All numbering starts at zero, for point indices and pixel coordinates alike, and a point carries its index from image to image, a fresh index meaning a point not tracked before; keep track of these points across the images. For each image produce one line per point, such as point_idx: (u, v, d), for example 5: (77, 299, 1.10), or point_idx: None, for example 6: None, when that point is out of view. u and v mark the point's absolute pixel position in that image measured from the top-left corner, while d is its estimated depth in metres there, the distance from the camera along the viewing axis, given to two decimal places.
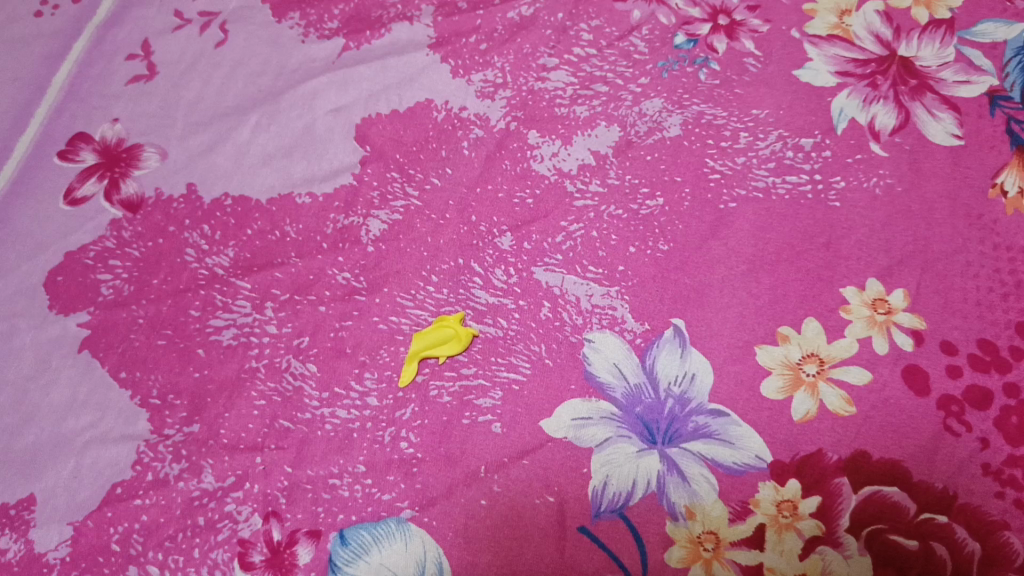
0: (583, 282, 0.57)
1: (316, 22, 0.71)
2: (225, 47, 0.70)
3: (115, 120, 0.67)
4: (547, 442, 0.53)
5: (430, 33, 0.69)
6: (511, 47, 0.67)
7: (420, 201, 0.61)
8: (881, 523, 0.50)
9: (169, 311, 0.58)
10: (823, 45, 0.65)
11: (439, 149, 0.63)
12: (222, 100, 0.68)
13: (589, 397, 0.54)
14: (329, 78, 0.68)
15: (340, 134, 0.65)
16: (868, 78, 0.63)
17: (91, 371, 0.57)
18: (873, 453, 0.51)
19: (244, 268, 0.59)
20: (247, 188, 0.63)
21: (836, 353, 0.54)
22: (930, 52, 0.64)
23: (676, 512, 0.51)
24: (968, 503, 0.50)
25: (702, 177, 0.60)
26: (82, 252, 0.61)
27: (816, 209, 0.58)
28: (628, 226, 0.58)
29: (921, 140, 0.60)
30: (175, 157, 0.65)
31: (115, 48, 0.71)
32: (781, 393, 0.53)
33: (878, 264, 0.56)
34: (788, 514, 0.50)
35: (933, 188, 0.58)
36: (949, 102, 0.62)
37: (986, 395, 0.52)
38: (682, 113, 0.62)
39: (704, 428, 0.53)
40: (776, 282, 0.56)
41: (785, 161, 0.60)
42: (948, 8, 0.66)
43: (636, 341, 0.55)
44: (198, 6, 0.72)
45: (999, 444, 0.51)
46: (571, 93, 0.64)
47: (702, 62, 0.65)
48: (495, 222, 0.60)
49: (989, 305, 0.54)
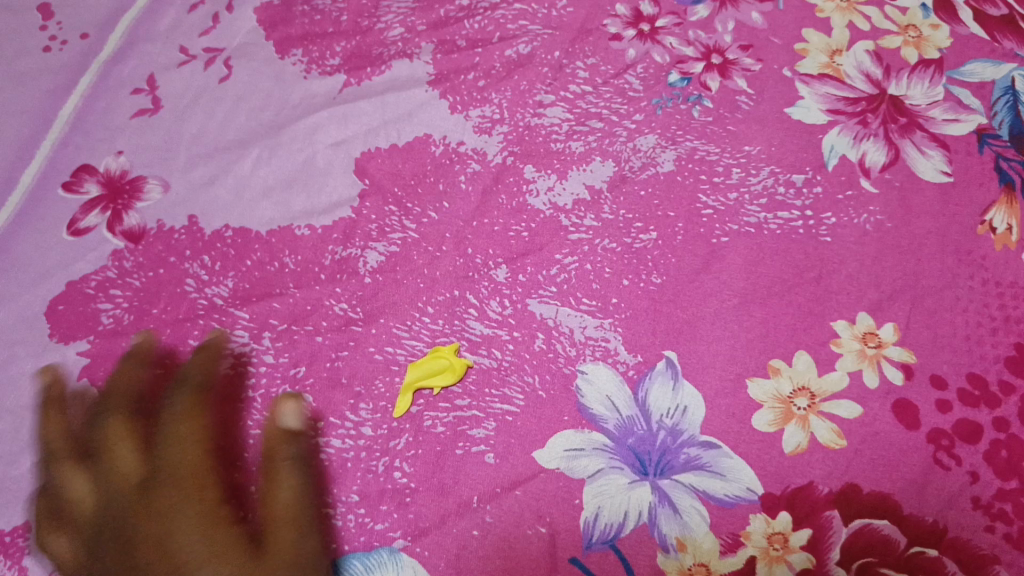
0: (577, 315, 0.58)
1: (318, 58, 0.72)
2: (228, 82, 0.72)
3: (119, 152, 0.69)
4: (540, 473, 0.53)
5: (429, 70, 0.70)
6: (508, 84, 0.68)
7: (417, 233, 0.62)
8: (871, 557, 0.51)
9: (168, 340, 0.59)
10: (814, 84, 0.66)
11: (436, 182, 0.64)
12: (225, 134, 0.69)
13: (582, 428, 0.54)
14: (330, 113, 0.69)
15: (340, 168, 0.66)
16: (858, 116, 0.64)
17: (89, 399, 0.58)
18: (863, 487, 0.52)
19: (243, 298, 0.60)
20: (246, 220, 0.64)
21: (827, 387, 0.54)
22: (919, 90, 0.65)
23: (667, 544, 0.51)
24: (958, 537, 0.50)
25: (694, 213, 0.61)
26: (84, 282, 0.62)
27: (807, 244, 0.59)
28: (622, 259, 0.59)
29: (910, 178, 0.61)
30: (177, 189, 0.66)
31: (121, 82, 0.72)
32: (772, 426, 0.53)
33: (868, 298, 0.57)
34: (778, 547, 0.51)
35: (922, 224, 0.59)
36: (938, 140, 0.63)
37: (977, 429, 0.52)
38: (675, 149, 0.63)
39: (695, 460, 0.53)
40: (767, 315, 0.57)
41: (777, 197, 0.61)
42: (937, 49, 0.68)
43: (628, 373, 0.56)
44: (203, 42, 0.74)
45: (989, 478, 0.51)
46: (566, 129, 0.66)
47: (696, 99, 0.66)
48: (491, 254, 0.61)
49: (978, 340, 0.55)
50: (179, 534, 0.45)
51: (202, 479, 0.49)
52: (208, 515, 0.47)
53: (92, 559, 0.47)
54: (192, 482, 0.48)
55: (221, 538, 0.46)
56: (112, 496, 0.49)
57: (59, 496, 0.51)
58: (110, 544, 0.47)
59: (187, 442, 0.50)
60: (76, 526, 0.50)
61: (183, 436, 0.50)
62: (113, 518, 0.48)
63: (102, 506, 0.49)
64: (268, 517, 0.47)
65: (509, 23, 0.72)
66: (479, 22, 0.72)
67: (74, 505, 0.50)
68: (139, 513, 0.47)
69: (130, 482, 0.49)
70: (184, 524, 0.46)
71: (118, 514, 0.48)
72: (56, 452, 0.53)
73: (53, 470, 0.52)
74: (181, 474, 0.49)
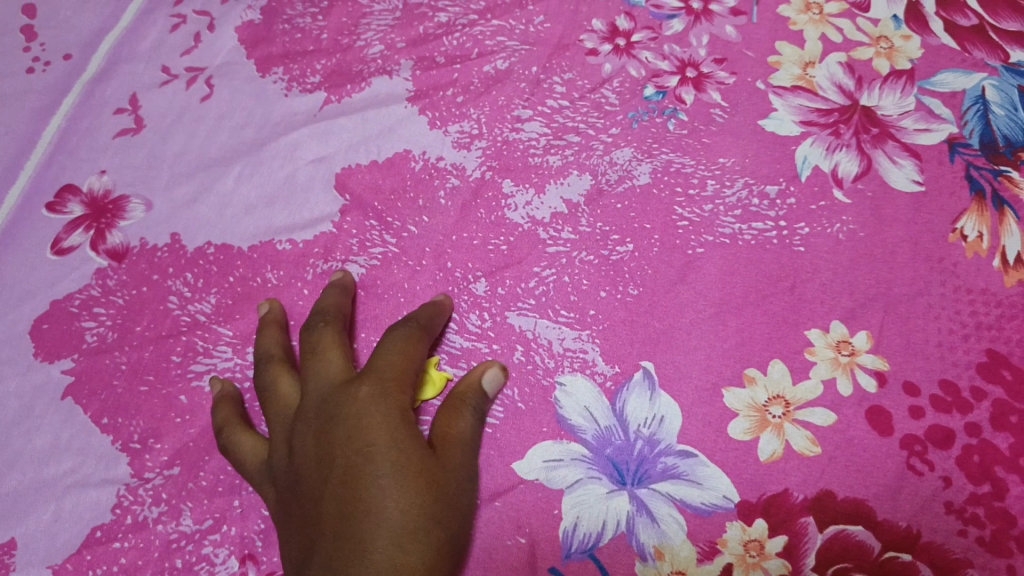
0: (555, 327, 0.59)
1: (299, 76, 0.73)
2: (211, 101, 0.72)
3: (103, 171, 0.69)
4: (519, 484, 0.54)
5: (408, 86, 0.71)
6: (486, 100, 0.69)
7: (397, 248, 0.63)
8: (846, 562, 0.51)
9: (151, 357, 0.60)
10: (787, 96, 0.67)
11: (416, 198, 0.65)
12: (207, 152, 0.70)
13: (561, 439, 0.55)
14: (311, 129, 0.70)
15: (321, 184, 0.67)
16: (831, 127, 0.65)
17: (74, 417, 0.58)
18: (838, 493, 0.52)
19: (226, 315, 0.61)
20: (228, 237, 0.65)
21: (801, 395, 0.55)
22: (891, 101, 0.66)
23: (645, 553, 0.52)
24: (931, 542, 0.51)
25: (670, 224, 0.61)
26: (68, 300, 0.63)
27: (781, 254, 0.60)
28: (599, 271, 0.60)
29: (882, 187, 0.62)
30: (160, 208, 0.67)
31: (104, 103, 0.73)
32: (748, 434, 0.54)
33: (841, 306, 0.58)
34: (755, 554, 0.52)
35: (894, 233, 0.60)
36: (910, 149, 0.64)
37: (949, 434, 0.53)
38: (651, 162, 0.64)
39: (672, 469, 0.54)
40: (742, 324, 0.58)
41: (751, 209, 0.62)
42: (909, 59, 0.69)
43: (606, 384, 0.56)
44: (185, 60, 0.74)
45: (962, 482, 0.52)
46: (544, 143, 0.66)
47: (671, 113, 0.67)
48: (470, 268, 0.61)
49: (950, 346, 0.56)
50: (387, 441, 0.47)
51: (404, 386, 0.51)
52: (400, 415, 0.49)
53: (292, 451, 0.51)
54: (395, 386, 0.51)
55: (446, 452, 0.51)
56: (325, 388, 0.52)
57: (269, 392, 0.55)
58: (307, 433, 0.51)
59: (399, 355, 0.53)
60: (275, 426, 0.54)
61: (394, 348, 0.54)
62: (317, 407, 0.51)
63: (311, 396, 0.53)
64: (444, 434, 0.52)
65: (487, 39, 0.73)
66: (458, 38, 0.73)
67: (283, 401, 0.54)
68: (345, 404, 0.50)
69: (334, 383, 0.52)
70: (380, 421, 0.48)
71: (325, 407, 0.51)
72: (271, 356, 0.57)
73: (265, 364, 0.56)
74: (385, 376, 0.51)
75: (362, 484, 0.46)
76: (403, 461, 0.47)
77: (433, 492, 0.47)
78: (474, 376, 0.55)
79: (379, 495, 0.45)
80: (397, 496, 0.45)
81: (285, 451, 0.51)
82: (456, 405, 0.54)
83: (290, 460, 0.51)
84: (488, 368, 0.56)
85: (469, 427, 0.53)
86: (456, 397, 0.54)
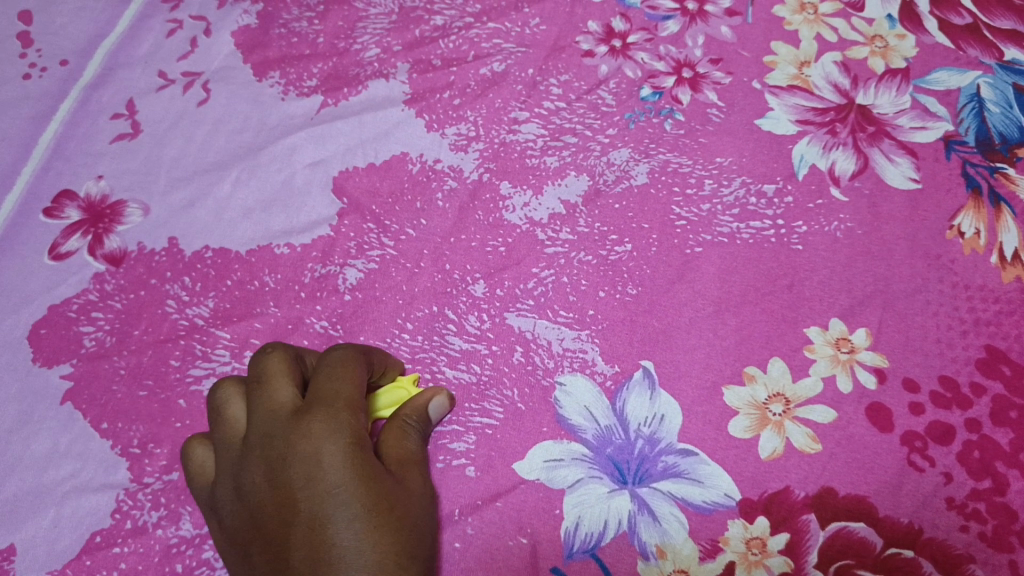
0: (554, 327, 0.59)
1: (296, 80, 0.73)
2: (208, 105, 0.72)
3: (100, 177, 0.69)
4: (520, 485, 0.54)
5: (405, 89, 0.71)
6: (483, 103, 0.69)
7: (395, 251, 0.63)
8: (848, 559, 0.51)
9: (150, 361, 0.60)
10: (783, 96, 0.67)
11: (414, 200, 0.65)
12: (204, 156, 0.70)
13: (561, 439, 0.55)
14: (309, 134, 0.70)
15: (319, 187, 0.67)
16: (827, 126, 0.66)
17: (72, 422, 0.58)
18: (839, 490, 0.52)
19: (224, 319, 0.61)
20: (226, 241, 0.65)
21: (801, 393, 0.55)
22: (886, 100, 0.67)
23: (647, 552, 0.52)
24: (933, 537, 0.51)
25: (668, 224, 0.61)
26: (65, 306, 0.63)
27: (779, 252, 0.60)
28: (597, 271, 0.60)
29: (879, 185, 0.62)
30: (158, 212, 0.67)
31: (101, 108, 0.73)
32: (748, 432, 0.54)
33: (840, 304, 0.58)
34: (757, 552, 0.51)
35: (892, 230, 0.60)
36: (906, 148, 0.64)
37: (948, 430, 0.53)
38: (648, 162, 0.64)
39: (673, 468, 0.54)
40: (741, 323, 0.58)
41: (748, 208, 0.62)
42: (903, 58, 0.69)
43: (606, 384, 0.56)
44: (181, 66, 0.74)
45: (962, 478, 0.52)
46: (541, 145, 0.66)
47: (668, 113, 0.67)
48: (468, 269, 0.61)
49: (949, 342, 0.56)
50: (349, 480, 0.45)
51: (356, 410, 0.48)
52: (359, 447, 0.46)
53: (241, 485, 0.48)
54: (345, 409, 0.47)
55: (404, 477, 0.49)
56: (267, 420, 0.48)
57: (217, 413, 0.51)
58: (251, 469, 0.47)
59: (348, 377, 0.49)
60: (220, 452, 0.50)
61: (346, 371, 0.50)
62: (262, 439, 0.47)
63: (253, 428, 0.48)
64: (398, 458, 0.50)
65: (483, 42, 0.73)
66: (454, 41, 0.74)
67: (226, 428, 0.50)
68: (290, 438, 0.46)
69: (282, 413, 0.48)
70: (336, 457, 0.45)
71: (272, 438, 0.47)
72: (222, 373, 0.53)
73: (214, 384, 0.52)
74: (333, 403, 0.47)
75: (328, 531, 0.43)
76: (366, 500, 0.44)
77: (397, 526, 0.45)
78: (421, 400, 0.53)
79: (350, 543, 0.43)
80: (373, 540, 0.43)
81: (232, 483, 0.48)
82: (401, 425, 0.52)
83: (238, 494, 0.48)
84: (436, 394, 0.54)
85: (415, 447, 0.52)
86: (399, 417, 0.52)
